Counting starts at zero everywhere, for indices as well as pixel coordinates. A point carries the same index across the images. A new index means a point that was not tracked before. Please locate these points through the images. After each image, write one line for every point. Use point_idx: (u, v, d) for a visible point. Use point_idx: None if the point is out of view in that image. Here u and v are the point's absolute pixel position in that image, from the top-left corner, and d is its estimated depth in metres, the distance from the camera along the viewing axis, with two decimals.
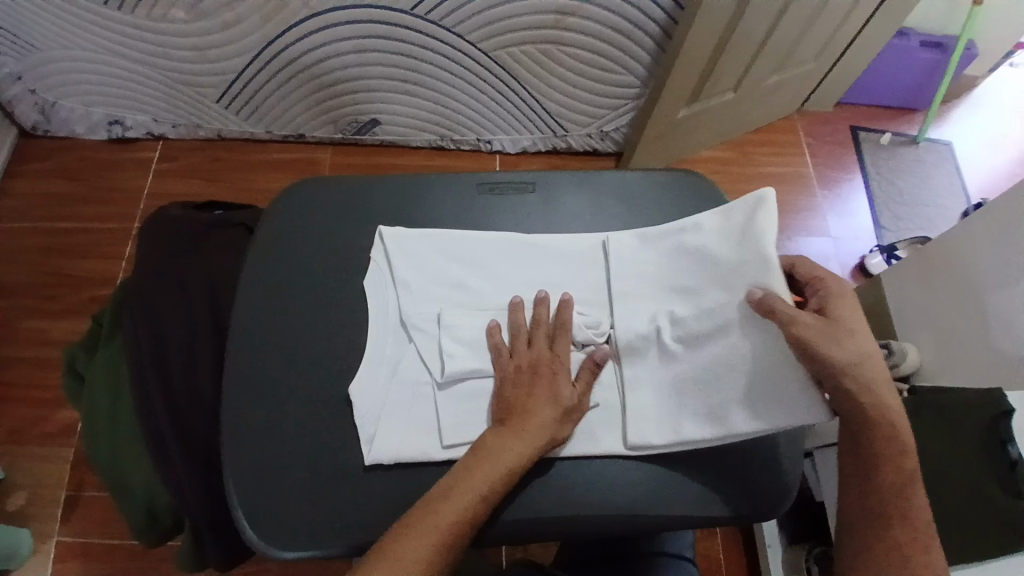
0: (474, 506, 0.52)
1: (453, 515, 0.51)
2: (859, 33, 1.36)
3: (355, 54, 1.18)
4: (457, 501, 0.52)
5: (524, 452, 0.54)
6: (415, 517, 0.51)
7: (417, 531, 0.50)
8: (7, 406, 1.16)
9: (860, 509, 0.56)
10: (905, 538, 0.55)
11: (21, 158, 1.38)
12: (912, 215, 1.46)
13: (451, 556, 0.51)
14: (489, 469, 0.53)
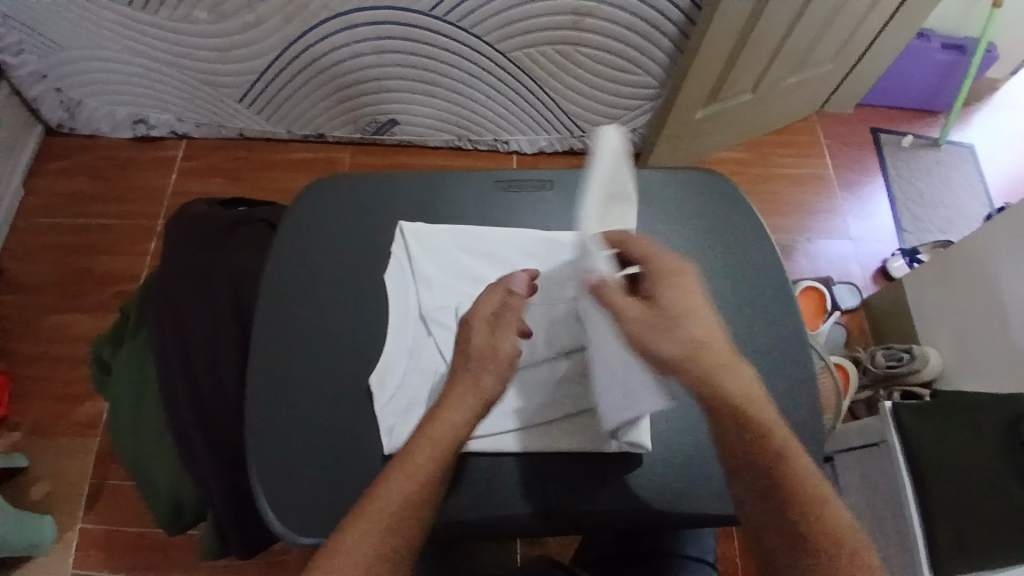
0: (423, 483, 0.51)
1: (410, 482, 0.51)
2: (878, 34, 1.35)
3: (373, 55, 1.19)
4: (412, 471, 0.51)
5: (462, 422, 0.54)
6: (367, 502, 0.50)
7: (368, 514, 0.49)
8: (33, 398, 1.19)
9: (755, 506, 0.52)
10: (807, 530, 0.50)
11: (47, 155, 1.41)
12: (932, 217, 1.45)
13: (407, 537, 0.49)
14: (436, 439, 0.53)
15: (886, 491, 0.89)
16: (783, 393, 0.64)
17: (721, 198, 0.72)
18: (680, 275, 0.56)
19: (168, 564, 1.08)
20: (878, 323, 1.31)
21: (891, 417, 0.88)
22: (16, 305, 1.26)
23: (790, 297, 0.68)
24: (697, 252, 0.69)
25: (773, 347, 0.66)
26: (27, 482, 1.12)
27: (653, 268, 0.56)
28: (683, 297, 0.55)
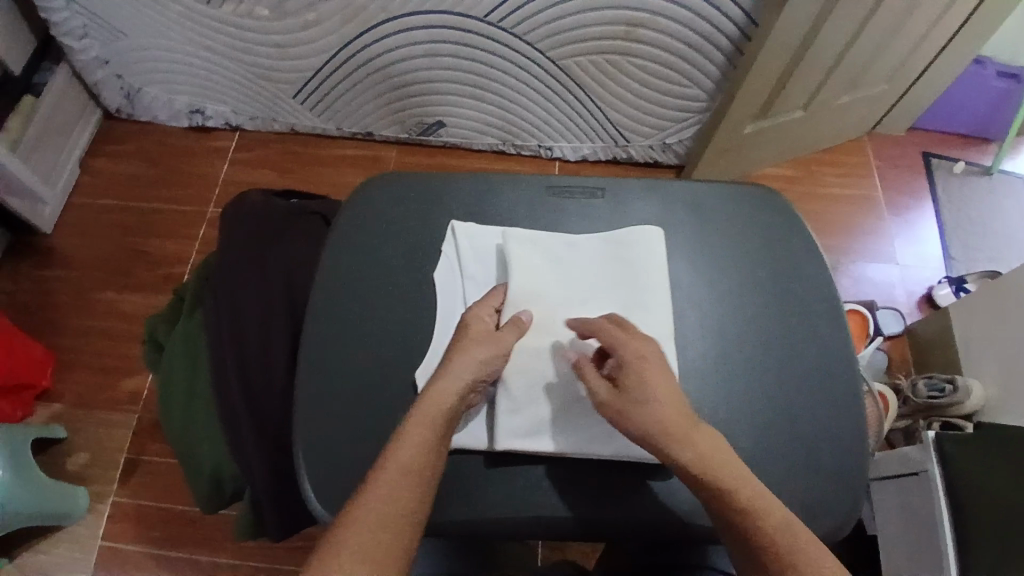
0: (423, 455, 0.52)
1: (402, 466, 0.51)
2: (935, 57, 1.32)
3: (426, 57, 1.22)
4: (405, 452, 0.52)
5: (453, 393, 0.55)
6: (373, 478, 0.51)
7: (374, 489, 0.50)
8: (78, 371, 1.23)
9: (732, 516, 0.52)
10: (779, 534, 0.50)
11: (105, 139, 1.46)
12: (983, 246, 1.41)
13: (415, 509, 0.51)
14: (424, 420, 0.54)
15: (921, 522, 0.87)
16: (829, 415, 0.63)
17: (774, 215, 0.72)
18: (647, 351, 0.58)
19: (195, 542, 1.10)
20: (922, 352, 1.28)
21: (933, 448, 0.86)
22: (68, 281, 1.31)
23: (840, 318, 0.67)
24: (748, 267, 0.69)
25: (821, 367, 0.65)
26: (66, 452, 1.16)
27: (631, 341, 0.58)
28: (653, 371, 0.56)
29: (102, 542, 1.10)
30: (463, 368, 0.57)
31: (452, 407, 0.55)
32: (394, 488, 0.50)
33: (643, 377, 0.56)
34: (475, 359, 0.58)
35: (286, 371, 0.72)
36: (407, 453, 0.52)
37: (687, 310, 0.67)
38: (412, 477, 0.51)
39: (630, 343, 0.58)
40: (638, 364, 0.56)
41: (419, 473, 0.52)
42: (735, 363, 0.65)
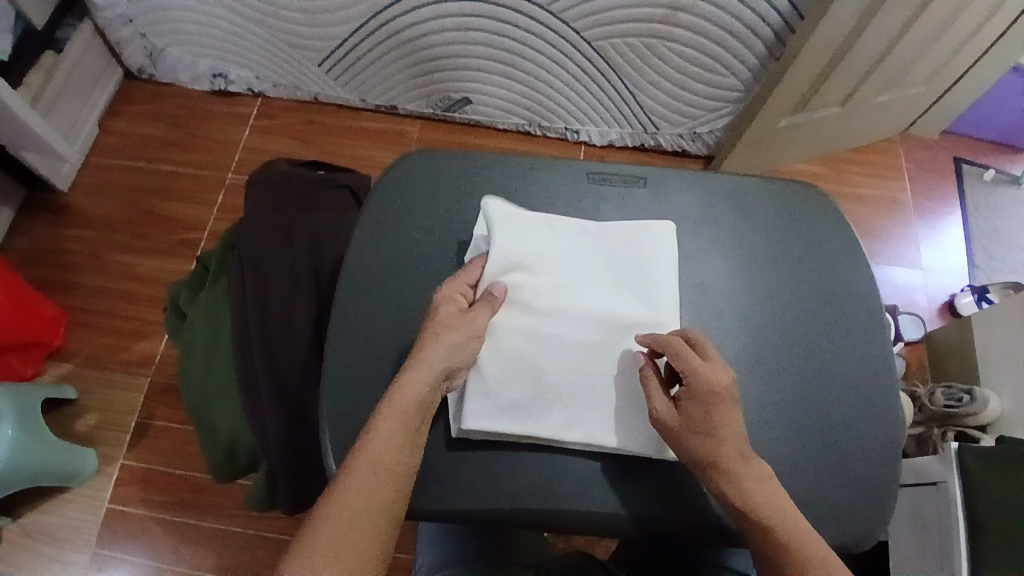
0: (397, 449, 0.52)
1: (373, 463, 0.51)
2: (977, 62, 1.29)
3: (458, 31, 1.19)
4: (377, 451, 0.52)
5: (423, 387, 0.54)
6: (343, 478, 0.50)
7: (348, 491, 0.50)
8: (89, 332, 1.22)
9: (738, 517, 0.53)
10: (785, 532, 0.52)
11: (124, 98, 1.44)
12: (1008, 257, 1.39)
13: (389, 505, 0.51)
14: (395, 415, 0.53)
15: (934, 531, 0.86)
16: (863, 420, 0.62)
17: (817, 215, 0.70)
18: (722, 383, 0.55)
19: (201, 510, 1.10)
20: (940, 360, 1.26)
21: (954, 459, 0.83)
22: (83, 241, 1.30)
23: (879, 323, 0.66)
24: (789, 267, 0.67)
25: (857, 372, 0.64)
26: (74, 413, 1.16)
27: (710, 372, 0.55)
28: (724, 407, 0.54)
29: (109, 505, 1.10)
30: (437, 357, 0.55)
31: (426, 399, 0.55)
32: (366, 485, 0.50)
33: (714, 413, 0.54)
34: (444, 346, 0.56)
35: (311, 345, 0.71)
36: (378, 449, 0.52)
37: (725, 306, 0.66)
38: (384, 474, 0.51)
39: (708, 372, 0.55)
40: (710, 400, 0.54)
41: (391, 470, 0.52)
42: (771, 364, 0.63)
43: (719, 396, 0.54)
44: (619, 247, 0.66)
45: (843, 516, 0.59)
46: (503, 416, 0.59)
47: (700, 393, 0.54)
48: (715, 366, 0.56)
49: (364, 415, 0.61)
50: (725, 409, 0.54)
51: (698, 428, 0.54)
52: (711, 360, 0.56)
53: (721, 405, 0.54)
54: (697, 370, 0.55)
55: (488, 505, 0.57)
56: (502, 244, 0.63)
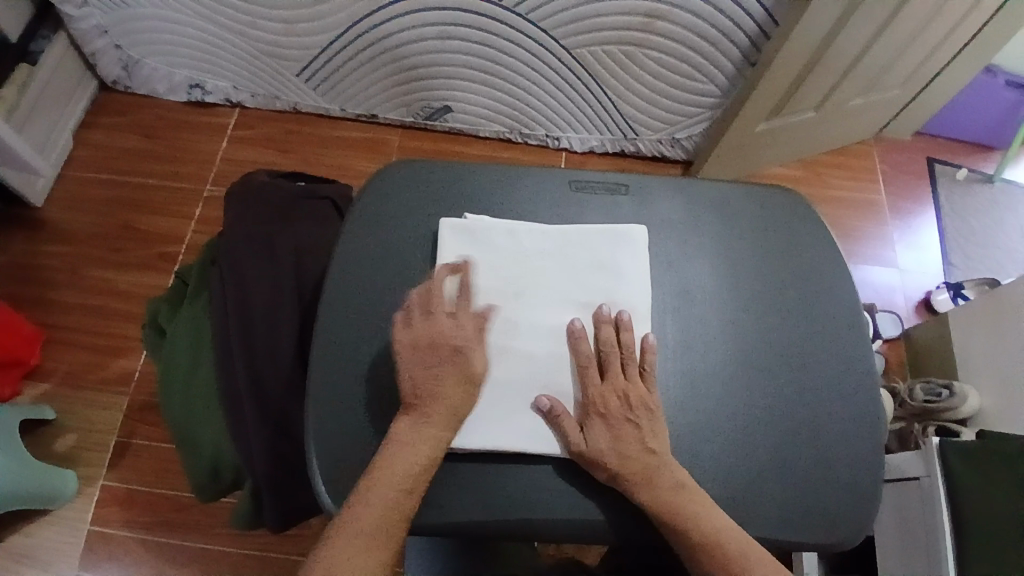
0: (404, 498, 0.55)
1: (376, 512, 0.54)
2: (947, 65, 1.31)
3: (438, 40, 1.19)
4: (378, 500, 0.54)
5: (441, 438, 0.57)
6: (346, 524, 0.54)
7: (350, 536, 0.54)
8: (66, 349, 1.20)
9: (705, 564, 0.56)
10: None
11: (99, 110, 1.41)
12: (981, 255, 1.42)
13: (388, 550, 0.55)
14: (406, 465, 0.55)
15: (917, 528, 0.87)
16: (846, 422, 0.63)
17: (797, 219, 0.71)
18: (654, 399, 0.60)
19: (185, 528, 1.09)
20: (918, 357, 1.29)
21: (937, 456, 0.84)
22: (59, 256, 1.27)
23: (859, 325, 0.67)
24: (771, 271, 0.68)
25: (837, 372, 0.65)
26: (53, 433, 1.13)
27: (607, 391, 0.60)
28: (629, 426, 0.58)
29: (90, 527, 1.08)
30: None
31: (447, 438, 0.57)
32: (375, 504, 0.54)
33: (617, 430, 0.58)
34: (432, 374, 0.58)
35: (294, 359, 0.71)
36: (385, 496, 0.54)
37: (709, 312, 0.66)
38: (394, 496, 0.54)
39: (606, 390, 0.60)
40: (608, 417, 0.58)
41: (398, 517, 0.55)
42: (755, 367, 0.64)
43: (615, 412, 0.59)
44: (591, 255, 0.66)
45: (831, 518, 0.60)
46: (479, 429, 0.58)
47: (596, 410, 0.59)
48: (618, 385, 0.60)
49: (350, 429, 0.60)
50: (621, 425, 0.58)
51: (599, 445, 0.57)
52: (614, 380, 0.60)
53: (621, 422, 0.58)
54: (595, 388, 0.60)
55: (478, 518, 0.57)
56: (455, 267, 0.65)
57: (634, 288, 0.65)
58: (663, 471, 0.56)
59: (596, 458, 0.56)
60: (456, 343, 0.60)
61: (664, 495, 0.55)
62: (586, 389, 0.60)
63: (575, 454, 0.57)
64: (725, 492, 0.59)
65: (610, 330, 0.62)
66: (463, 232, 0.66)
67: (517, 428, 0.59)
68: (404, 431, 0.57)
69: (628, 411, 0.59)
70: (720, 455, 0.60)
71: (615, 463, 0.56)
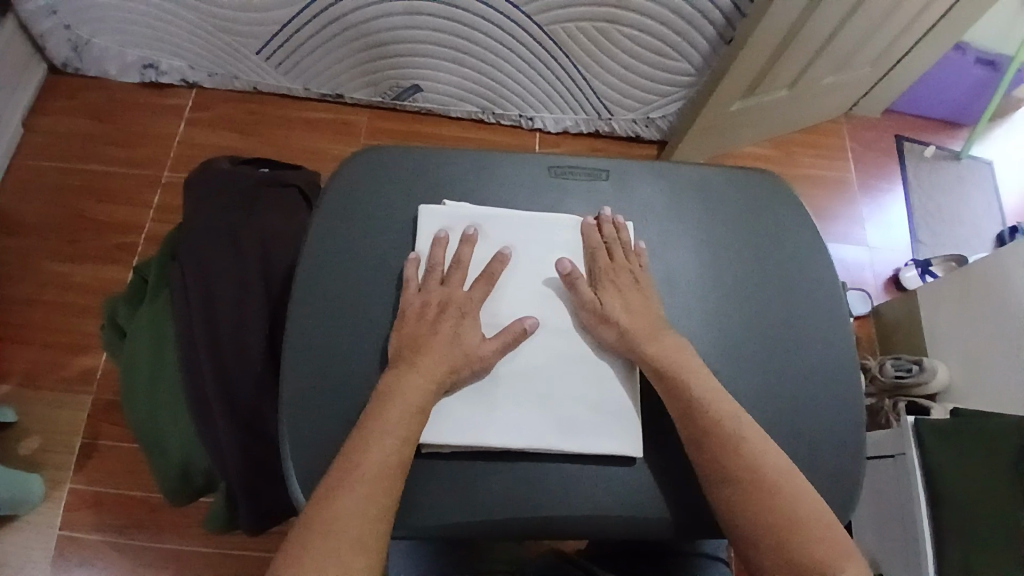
0: (397, 451, 0.52)
1: (369, 467, 0.51)
2: (918, 42, 1.31)
3: (405, 16, 1.14)
4: (373, 456, 0.51)
5: (426, 388, 0.55)
6: (340, 476, 0.50)
7: (348, 488, 0.50)
8: (23, 348, 1.14)
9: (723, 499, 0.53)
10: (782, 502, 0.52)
11: (47, 93, 1.33)
12: (948, 231, 1.45)
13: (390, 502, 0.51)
14: (390, 429, 0.53)
15: (894, 504, 0.89)
16: (830, 405, 0.63)
17: (778, 201, 0.70)
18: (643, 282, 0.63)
19: (157, 528, 1.05)
20: (887, 332, 1.31)
21: (911, 432, 0.85)
22: (11, 250, 1.21)
23: (842, 309, 0.67)
24: (752, 258, 0.67)
25: (820, 358, 0.64)
26: (14, 435, 1.08)
27: (616, 266, 0.63)
28: (637, 294, 0.62)
29: (59, 530, 1.04)
30: (407, 382, 0.55)
31: (432, 394, 0.56)
32: (360, 495, 0.50)
33: (627, 295, 0.61)
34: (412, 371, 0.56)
35: (264, 359, 0.67)
36: (379, 450, 0.51)
37: (691, 301, 0.65)
38: (379, 493, 0.50)
39: (617, 267, 0.63)
40: (618, 285, 0.62)
41: (393, 472, 0.51)
42: (738, 357, 0.63)
43: (624, 282, 0.62)
44: (574, 244, 0.65)
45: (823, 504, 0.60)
46: (468, 428, 0.57)
47: (609, 274, 0.62)
48: (623, 263, 0.63)
49: (326, 433, 0.58)
50: (630, 292, 0.61)
51: (611, 306, 0.60)
52: (619, 260, 0.63)
53: (630, 289, 0.62)
54: (604, 263, 0.63)
55: (465, 519, 0.55)
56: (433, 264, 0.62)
57: None
58: (667, 343, 0.59)
59: (610, 320, 0.60)
60: (432, 337, 0.58)
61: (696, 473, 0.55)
62: (604, 242, 0.64)
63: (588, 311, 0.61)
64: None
65: (611, 230, 0.65)
66: (441, 215, 0.64)
67: (507, 427, 0.57)
68: (387, 390, 0.55)
69: (635, 282, 0.62)
70: None
71: (627, 322, 0.59)
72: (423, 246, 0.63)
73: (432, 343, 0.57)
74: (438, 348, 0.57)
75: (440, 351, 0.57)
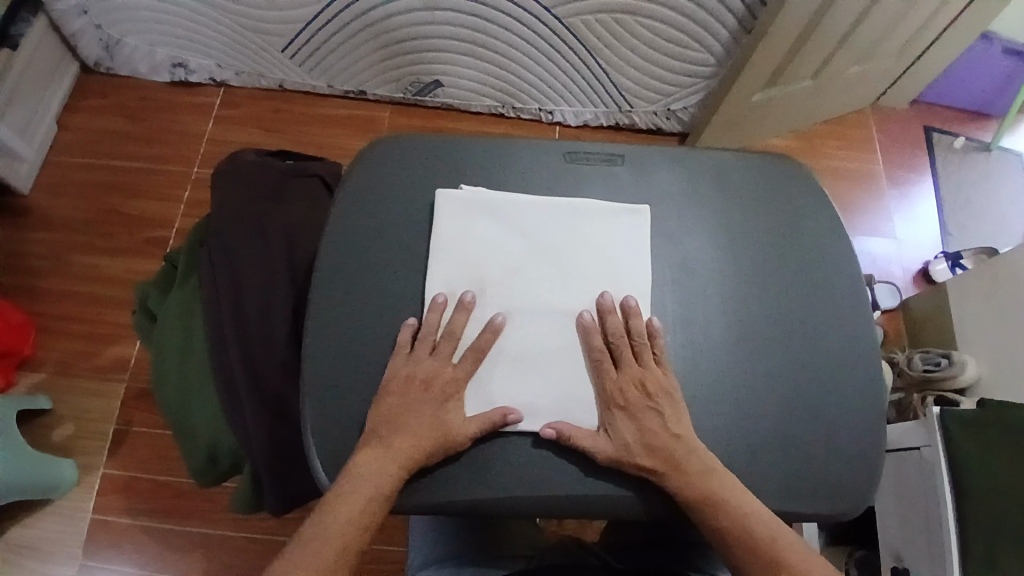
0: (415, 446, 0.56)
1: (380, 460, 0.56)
2: (946, 31, 1.29)
3: (426, 12, 1.16)
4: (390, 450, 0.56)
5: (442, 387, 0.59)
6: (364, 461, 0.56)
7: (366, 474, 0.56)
8: (57, 338, 1.18)
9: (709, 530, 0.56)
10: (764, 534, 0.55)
11: (81, 92, 1.38)
12: (978, 223, 1.42)
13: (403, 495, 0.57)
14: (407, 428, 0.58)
15: (917, 498, 0.87)
16: (849, 388, 0.62)
17: (798, 187, 0.69)
18: (658, 385, 0.59)
19: (185, 513, 1.08)
20: (916, 326, 1.28)
21: (937, 424, 0.83)
22: (47, 243, 1.25)
23: (862, 291, 0.66)
24: (771, 242, 0.67)
25: (840, 341, 0.64)
26: (50, 422, 1.12)
27: (624, 381, 0.60)
28: (651, 414, 0.58)
29: (92, 515, 1.07)
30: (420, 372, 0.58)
31: None
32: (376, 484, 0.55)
33: (640, 419, 0.58)
34: None
35: (288, 343, 0.69)
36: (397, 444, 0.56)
37: (709, 286, 0.64)
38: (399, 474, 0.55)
39: (624, 381, 0.60)
40: (629, 408, 0.59)
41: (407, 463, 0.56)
42: (757, 341, 0.63)
43: (635, 403, 0.59)
44: (591, 230, 0.65)
45: (839, 489, 0.59)
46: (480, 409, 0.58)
47: (617, 396, 0.59)
48: (632, 373, 0.60)
49: (346, 414, 0.59)
50: (643, 415, 0.58)
51: (623, 438, 0.57)
52: (628, 369, 0.60)
53: (644, 412, 0.59)
54: (612, 380, 0.60)
55: (479, 495, 0.57)
56: (450, 250, 0.63)
57: (629, 259, 0.64)
58: (691, 462, 0.56)
59: (626, 450, 0.57)
60: None
61: (692, 481, 0.56)
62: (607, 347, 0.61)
63: (604, 456, 0.56)
64: (728, 457, 0.59)
65: (617, 321, 0.61)
66: (456, 200, 0.65)
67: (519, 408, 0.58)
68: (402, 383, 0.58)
69: (647, 399, 0.59)
70: (721, 428, 0.60)
71: (642, 455, 0.57)
72: (440, 229, 0.64)
73: None
74: None
75: None
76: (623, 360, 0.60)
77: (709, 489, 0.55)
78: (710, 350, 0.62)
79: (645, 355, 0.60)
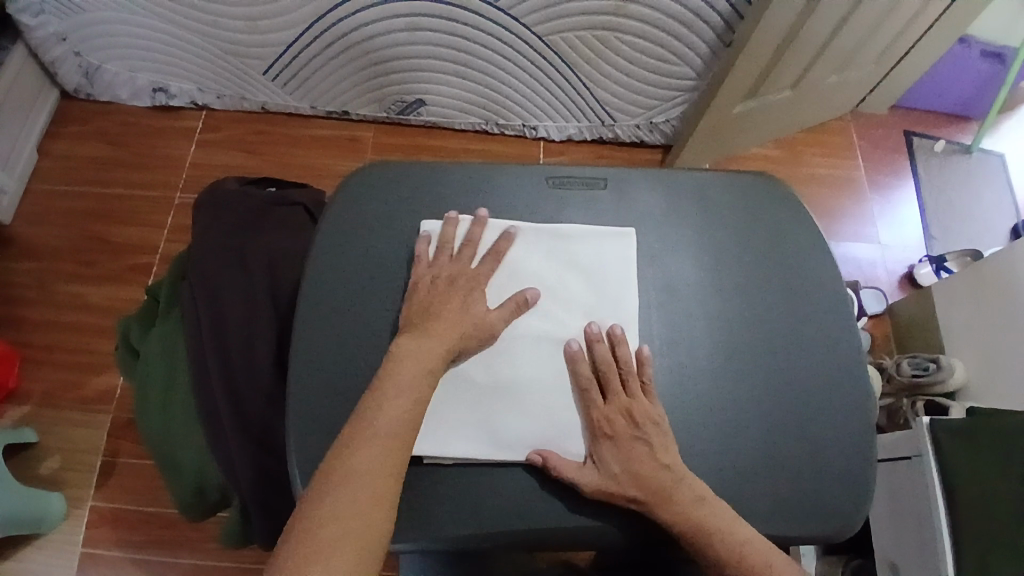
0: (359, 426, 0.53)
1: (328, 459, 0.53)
2: (920, 39, 1.31)
3: (407, 32, 1.16)
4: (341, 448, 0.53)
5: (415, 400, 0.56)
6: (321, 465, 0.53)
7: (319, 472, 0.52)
8: (39, 369, 1.16)
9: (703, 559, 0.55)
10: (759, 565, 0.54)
11: (61, 119, 1.36)
12: (962, 226, 1.43)
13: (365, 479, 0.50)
14: None
15: (909, 507, 0.88)
16: (836, 408, 0.62)
17: (778, 204, 0.70)
18: (646, 414, 0.58)
19: (176, 544, 1.07)
20: (902, 330, 1.29)
21: (927, 435, 0.84)
22: (30, 274, 1.24)
23: (846, 308, 0.66)
24: (754, 261, 0.67)
25: (825, 363, 0.64)
26: (35, 455, 1.11)
27: (611, 411, 0.59)
28: (639, 445, 0.57)
29: (81, 548, 1.06)
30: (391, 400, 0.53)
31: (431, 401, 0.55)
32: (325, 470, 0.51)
33: (627, 450, 0.57)
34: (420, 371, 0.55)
35: (274, 375, 0.69)
36: None
37: (693, 309, 0.64)
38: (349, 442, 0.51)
39: (610, 411, 0.59)
40: (616, 438, 0.58)
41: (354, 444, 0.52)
42: (744, 363, 0.63)
43: (622, 432, 0.58)
44: (578, 257, 0.65)
45: (829, 514, 0.59)
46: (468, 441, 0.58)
47: (603, 425, 0.59)
48: (619, 403, 0.59)
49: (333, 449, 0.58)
50: (630, 445, 0.57)
51: (610, 469, 0.57)
52: (615, 399, 0.59)
53: (631, 442, 0.57)
54: (597, 410, 0.59)
55: (471, 530, 0.56)
56: None
57: (613, 284, 0.64)
58: (682, 492, 0.56)
59: (614, 481, 0.56)
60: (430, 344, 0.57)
61: (685, 511, 0.55)
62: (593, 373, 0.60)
63: (591, 491, 0.56)
64: (718, 481, 0.59)
65: (603, 349, 0.61)
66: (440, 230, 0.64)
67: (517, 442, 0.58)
68: None
69: (634, 429, 0.58)
70: (711, 452, 0.60)
71: (629, 486, 0.56)
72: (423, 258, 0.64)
73: (442, 313, 0.59)
74: (449, 316, 0.59)
75: (451, 321, 0.59)
76: (609, 387, 0.60)
77: (704, 519, 0.55)
78: (696, 375, 0.62)
79: (632, 383, 0.60)
